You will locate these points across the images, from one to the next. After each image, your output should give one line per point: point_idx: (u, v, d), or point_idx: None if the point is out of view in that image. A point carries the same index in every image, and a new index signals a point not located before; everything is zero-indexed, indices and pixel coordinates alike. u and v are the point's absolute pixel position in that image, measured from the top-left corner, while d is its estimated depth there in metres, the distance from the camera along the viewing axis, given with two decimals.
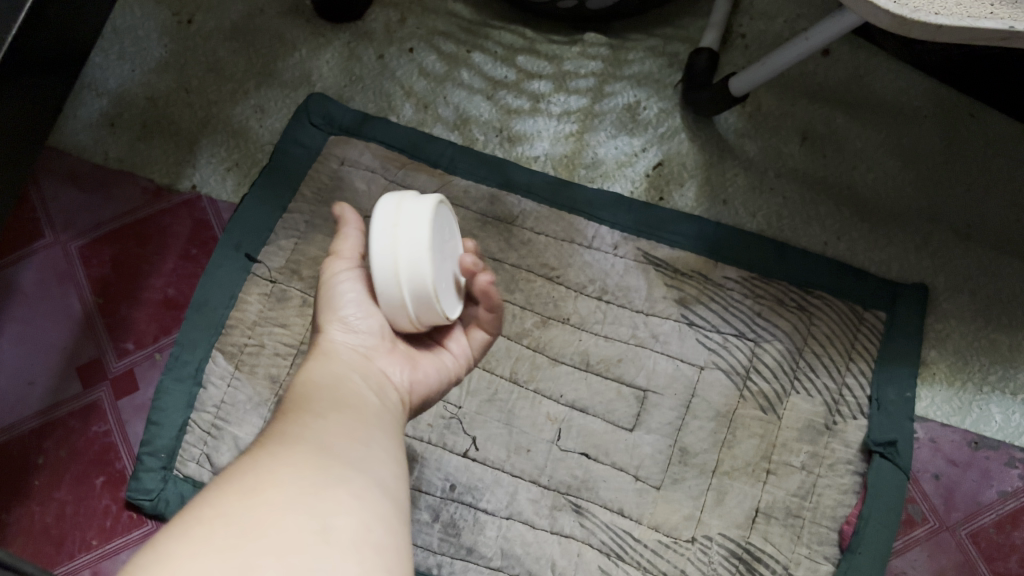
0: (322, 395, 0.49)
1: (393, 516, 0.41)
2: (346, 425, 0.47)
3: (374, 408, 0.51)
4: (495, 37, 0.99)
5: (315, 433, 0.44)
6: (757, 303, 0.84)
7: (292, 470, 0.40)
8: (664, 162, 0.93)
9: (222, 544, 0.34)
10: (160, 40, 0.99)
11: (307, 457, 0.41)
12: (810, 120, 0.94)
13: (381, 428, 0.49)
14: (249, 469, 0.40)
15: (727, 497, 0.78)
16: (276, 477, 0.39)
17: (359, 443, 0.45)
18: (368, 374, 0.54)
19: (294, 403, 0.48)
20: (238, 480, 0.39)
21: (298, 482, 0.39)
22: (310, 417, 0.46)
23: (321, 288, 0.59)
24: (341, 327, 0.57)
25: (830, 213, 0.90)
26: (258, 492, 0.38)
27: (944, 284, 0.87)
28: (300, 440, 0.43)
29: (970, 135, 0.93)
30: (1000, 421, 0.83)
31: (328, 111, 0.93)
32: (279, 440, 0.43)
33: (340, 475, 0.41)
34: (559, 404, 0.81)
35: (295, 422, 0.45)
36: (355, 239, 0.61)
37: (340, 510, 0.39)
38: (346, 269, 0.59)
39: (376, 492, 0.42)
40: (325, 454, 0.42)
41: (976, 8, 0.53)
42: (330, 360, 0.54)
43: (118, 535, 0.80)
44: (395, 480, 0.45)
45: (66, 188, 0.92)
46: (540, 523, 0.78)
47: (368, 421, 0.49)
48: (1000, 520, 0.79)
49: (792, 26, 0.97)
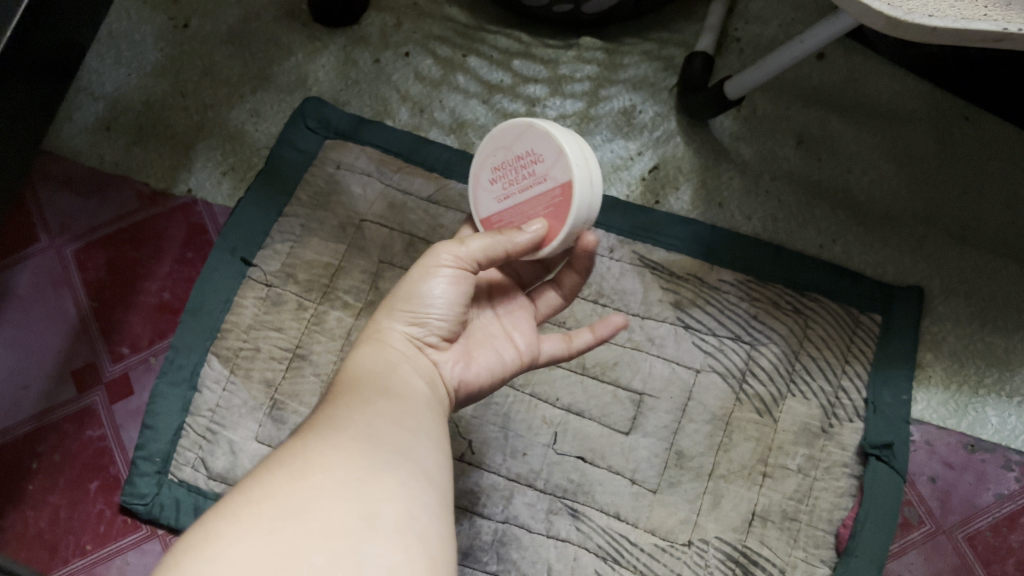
0: (373, 385, 0.49)
1: (437, 505, 0.41)
2: (393, 412, 0.47)
3: (427, 403, 0.51)
4: (491, 41, 0.99)
5: (364, 421, 0.44)
6: (753, 306, 0.84)
7: (341, 456, 0.40)
8: (659, 165, 0.93)
9: (270, 524, 0.35)
10: (156, 44, 0.99)
11: (356, 444, 0.42)
12: (805, 124, 0.94)
13: (431, 418, 0.49)
14: (299, 453, 0.41)
15: (724, 501, 0.78)
16: (325, 461, 0.39)
17: (406, 431, 0.45)
18: (421, 371, 0.55)
19: (344, 390, 0.49)
20: (287, 463, 0.40)
21: (345, 467, 0.39)
22: (359, 403, 0.46)
23: (415, 270, 0.58)
24: (405, 317, 0.57)
25: (826, 216, 0.90)
26: (305, 475, 0.38)
27: (940, 287, 0.87)
28: (347, 427, 0.43)
29: (966, 137, 0.93)
30: (996, 423, 0.82)
31: (324, 115, 0.93)
32: (330, 426, 0.44)
33: (386, 462, 0.41)
34: (555, 407, 0.81)
35: (344, 409, 0.46)
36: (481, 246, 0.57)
37: (385, 496, 0.38)
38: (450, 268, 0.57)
39: (422, 480, 0.42)
40: (373, 442, 0.42)
41: (969, 11, 0.53)
42: (383, 350, 0.54)
43: (112, 540, 0.80)
44: (441, 470, 0.44)
45: (61, 192, 0.93)
46: (536, 526, 0.78)
47: (420, 414, 0.49)
48: (997, 523, 0.79)
49: (787, 30, 0.97)
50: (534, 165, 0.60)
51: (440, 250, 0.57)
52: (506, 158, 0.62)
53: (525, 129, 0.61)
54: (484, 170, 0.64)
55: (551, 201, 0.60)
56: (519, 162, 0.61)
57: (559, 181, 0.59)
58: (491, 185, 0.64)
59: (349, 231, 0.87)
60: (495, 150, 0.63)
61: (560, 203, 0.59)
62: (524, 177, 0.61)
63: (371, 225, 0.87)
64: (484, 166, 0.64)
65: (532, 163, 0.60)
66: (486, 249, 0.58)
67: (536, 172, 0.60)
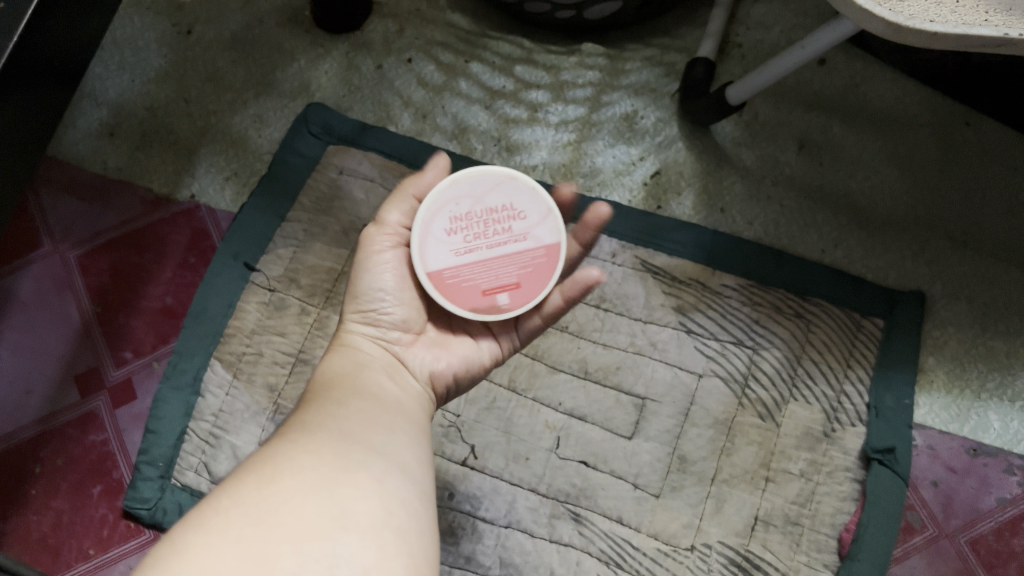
0: (344, 387, 0.51)
1: (412, 501, 0.42)
2: (365, 412, 0.48)
3: (394, 400, 0.52)
4: (493, 47, 0.99)
5: (334, 422, 0.45)
6: (755, 310, 0.84)
7: (310, 459, 0.41)
8: (661, 170, 0.93)
9: (240, 531, 0.35)
10: (160, 50, 0.99)
11: (326, 445, 0.42)
12: (806, 129, 0.94)
13: (399, 415, 0.50)
14: (272, 456, 0.41)
15: (726, 505, 0.78)
16: (293, 465, 0.40)
17: (379, 430, 0.46)
18: (383, 364, 0.56)
19: (313, 394, 0.50)
20: (257, 469, 0.40)
21: (315, 470, 0.40)
22: (330, 407, 0.47)
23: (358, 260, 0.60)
24: (363, 317, 0.59)
25: (827, 220, 0.90)
26: (275, 480, 0.39)
27: (942, 292, 0.87)
28: (321, 428, 0.44)
29: (966, 143, 0.93)
30: (998, 428, 0.82)
31: (326, 120, 0.93)
32: (300, 429, 0.44)
33: (358, 461, 0.42)
34: (558, 412, 0.81)
35: (315, 412, 0.46)
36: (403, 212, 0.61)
37: (357, 495, 0.39)
38: (387, 248, 0.60)
39: (395, 478, 0.42)
40: (345, 442, 0.43)
41: (970, 16, 0.53)
42: (347, 353, 0.56)
43: (115, 544, 0.80)
44: (416, 467, 0.45)
45: (65, 197, 0.93)
46: (539, 531, 0.77)
47: (391, 412, 0.50)
48: (999, 527, 0.79)
49: (788, 36, 0.98)
50: (512, 222, 0.61)
51: (373, 239, 0.60)
52: (475, 209, 0.61)
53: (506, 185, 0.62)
54: (440, 216, 0.60)
55: (533, 261, 0.61)
56: (492, 216, 0.61)
57: (542, 244, 0.62)
58: (447, 236, 0.60)
59: (352, 237, 0.88)
60: (457, 198, 0.61)
61: (544, 264, 0.62)
62: (498, 231, 0.61)
63: None
64: (441, 212, 0.60)
65: (509, 220, 0.61)
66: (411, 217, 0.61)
67: (513, 229, 0.61)
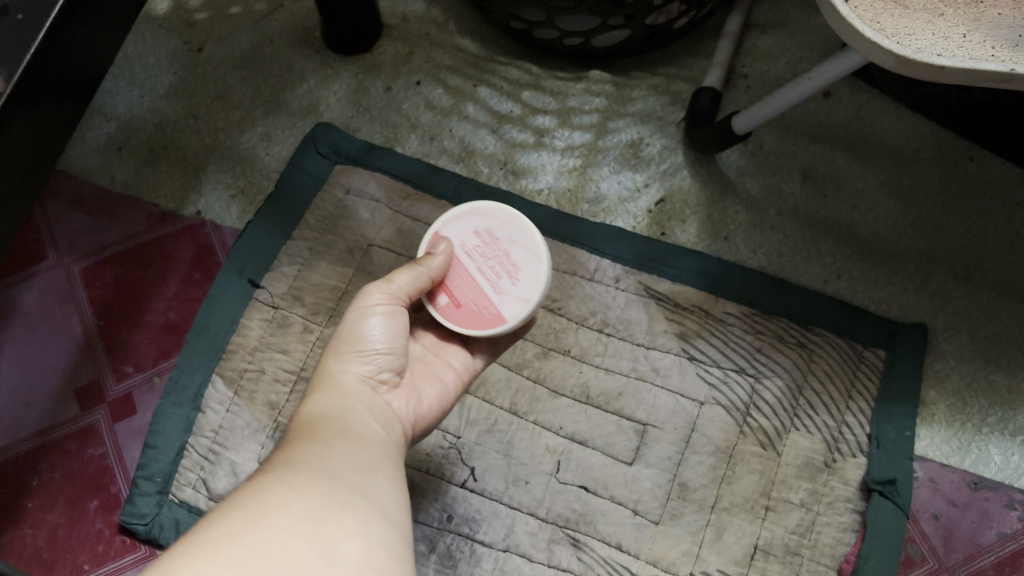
0: (329, 425, 0.50)
1: (398, 546, 0.41)
2: (351, 452, 0.47)
3: (380, 437, 0.52)
4: (501, 72, 1.00)
5: (320, 461, 0.45)
6: (757, 339, 0.84)
7: (297, 495, 0.40)
8: (666, 198, 0.93)
9: (227, 564, 0.35)
10: (170, 67, 1.01)
11: (312, 483, 0.42)
12: (811, 160, 0.95)
13: (385, 454, 0.49)
14: (258, 490, 0.41)
15: (726, 534, 0.77)
16: (279, 502, 0.40)
17: (364, 470, 0.46)
18: (378, 407, 0.56)
19: (301, 432, 0.49)
20: (243, 503, 0.40)
21: (302, 506, 0.40)
22: (316, 445, 0.46)
23: (352, 312, 0.60)
24: (355, 359, 0.58)
25: (830, 251, 0.91)
26: (262, 515, 0.39)
27: (944, 324, 0.88)
28: (307, 465, 0.44)
29: (969, 178, 0.94)
30: (999, 462, 0.82)
31: (335, 141, 0.94)
32: (286, 466, 0.44)
33: (344, 501, 0.41)
34: (559, 436, 0.81)
35: (302, 449, 0.46)
36: (410, 280, 0.61)
37: (345, 536, 0.39)
38: (383, 303, 0.60)
39: (379, 520, 0.42)
40: (331, 481, 0.43)
41: (977, 51, 0.54)
42: (337, 394, 0.54)
43: (111, 560, 0.79)
44: (401, 509, 0.45)
45: (73, 210, 0.93)
46: (537, 556, 0.77)
47: (376, 450, 0.49)
48: (1000, 562, 0.79)
49: (793, 68, 0.99)
50: (504, 278, 0.63)
51: (370, 292, 0.60)
52: (501, 243, 0.64)
53: (531, 255, 0.64)
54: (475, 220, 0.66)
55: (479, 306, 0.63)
56: (506, 259, 0.64)
57: (498, 310, 0.63)
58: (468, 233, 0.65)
59: (357, 255, 0.88)
60: (498, 224, 0.65)
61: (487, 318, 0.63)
62: (490, 272, 0.64)
63: (378, 251, 0.88)
64: (480, 220, 0.65)
65: (505, 276, 0.63)
66: (412, 284, 0.61)
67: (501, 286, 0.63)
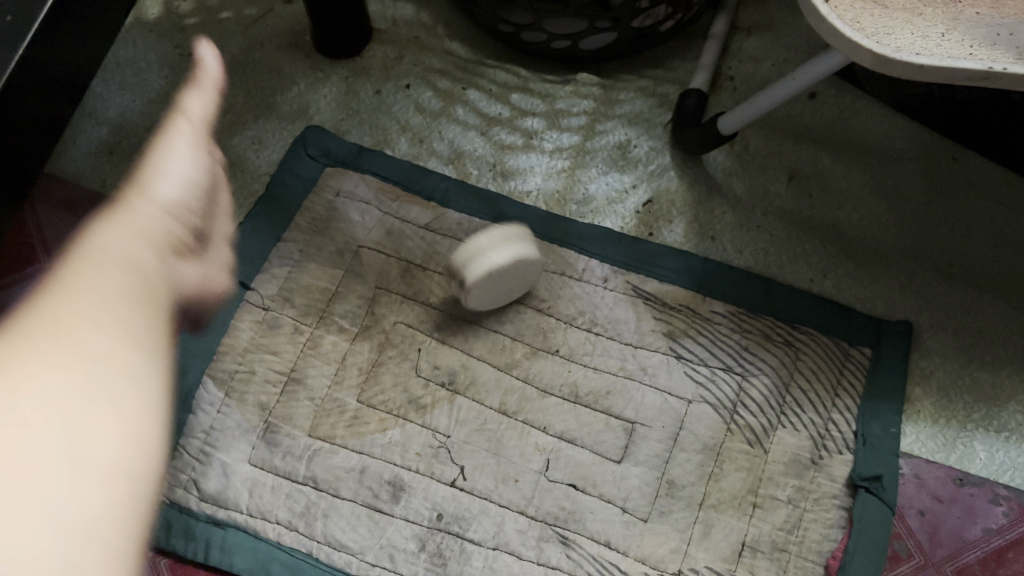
0: (118, 252, 0.48)
1: (152, 430, 0.40)
2: (116, 282, 0.46)
3: (163, 287, 0.49)
4: (490, 75, 1.01)
5: (88, 288, 0.43)
6: (744, 338, 0.85)
7: (90, 335, 0.40)
8: (653, 199, 0.94)
9: None
10: (161, 72, 1.01)
11: (90, 342, 0.40)
12: (796, 160, 0.96)
13: (166, 308, 0.48)
14: (33, 310, 0.40)
15: (714, 531, 0.78)
16: (5, 388, 0.35)
17: (144, 336, 0.44)
18: (165, 255, 0.52)
19: (71, 251, 0.47)
20: (25, 313, 0.40)
21: (66, 356, 0.38)
22: (83, 273, 0.44)
23: (158, 138, 0.58)
24: (159, 184, 0.56)
25: (816, 250, 0.91)
26: (22, 352, 0.37)
27: (928, 322, 0.88)
28: (76, 289, 0.43)
29: (953, 177, 0.95)
30: (984, 458, 0.83)
31: (325, 144, 0.94)
32: (52, 293, 0.41)
33: (120, 368, 0.40)
34: (548, 434, 0.81)
35: (73, 276, 0.44)
36: (207, 98, 0.59)
37: (103, 422, 0.38)
38: (187, 125, 0.58)
39: (137, 392, 0.40)
40: (99, 328, 0.41)
41: (955, 49, 0.55)
42: (127, 219, 0.52)
43: None
44: (159, 368, 0.43)
45: (63, 213, 0.93)
46: (526, 553, 0.77)
47: (153, 287, 0.48)
48: (986, 558, 0.78)
49: (779, 69, 1.00)
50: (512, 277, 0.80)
51: (172, 118, 0.58)
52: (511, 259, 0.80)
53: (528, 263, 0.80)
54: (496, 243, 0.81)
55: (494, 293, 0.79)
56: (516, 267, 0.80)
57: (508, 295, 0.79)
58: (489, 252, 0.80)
59: (347, 257, 0.88)
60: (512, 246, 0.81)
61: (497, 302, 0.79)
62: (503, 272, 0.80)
63: (368, 252, 0.89)
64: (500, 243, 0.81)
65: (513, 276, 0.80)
66: (210, 110, 0.60)
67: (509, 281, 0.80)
